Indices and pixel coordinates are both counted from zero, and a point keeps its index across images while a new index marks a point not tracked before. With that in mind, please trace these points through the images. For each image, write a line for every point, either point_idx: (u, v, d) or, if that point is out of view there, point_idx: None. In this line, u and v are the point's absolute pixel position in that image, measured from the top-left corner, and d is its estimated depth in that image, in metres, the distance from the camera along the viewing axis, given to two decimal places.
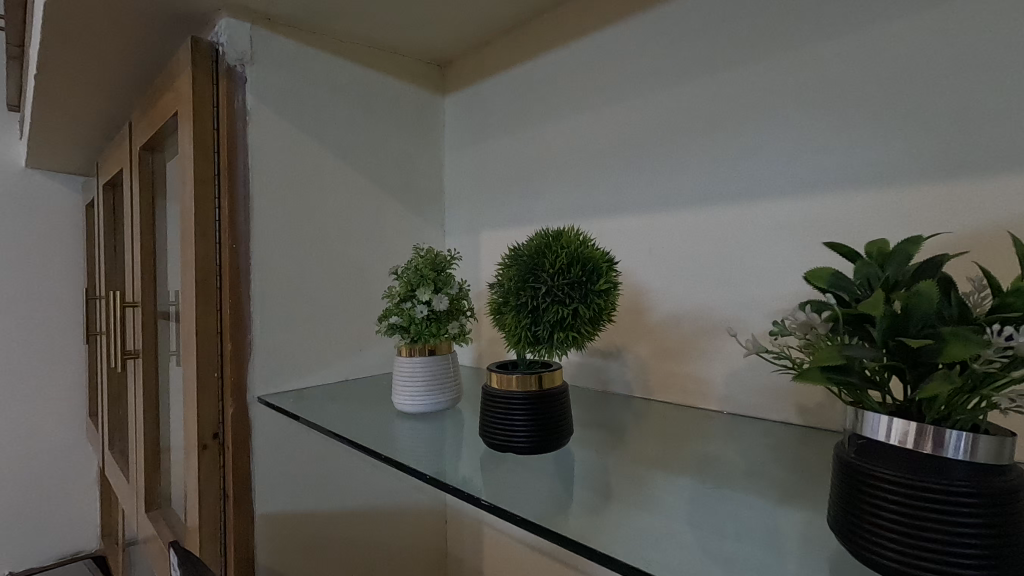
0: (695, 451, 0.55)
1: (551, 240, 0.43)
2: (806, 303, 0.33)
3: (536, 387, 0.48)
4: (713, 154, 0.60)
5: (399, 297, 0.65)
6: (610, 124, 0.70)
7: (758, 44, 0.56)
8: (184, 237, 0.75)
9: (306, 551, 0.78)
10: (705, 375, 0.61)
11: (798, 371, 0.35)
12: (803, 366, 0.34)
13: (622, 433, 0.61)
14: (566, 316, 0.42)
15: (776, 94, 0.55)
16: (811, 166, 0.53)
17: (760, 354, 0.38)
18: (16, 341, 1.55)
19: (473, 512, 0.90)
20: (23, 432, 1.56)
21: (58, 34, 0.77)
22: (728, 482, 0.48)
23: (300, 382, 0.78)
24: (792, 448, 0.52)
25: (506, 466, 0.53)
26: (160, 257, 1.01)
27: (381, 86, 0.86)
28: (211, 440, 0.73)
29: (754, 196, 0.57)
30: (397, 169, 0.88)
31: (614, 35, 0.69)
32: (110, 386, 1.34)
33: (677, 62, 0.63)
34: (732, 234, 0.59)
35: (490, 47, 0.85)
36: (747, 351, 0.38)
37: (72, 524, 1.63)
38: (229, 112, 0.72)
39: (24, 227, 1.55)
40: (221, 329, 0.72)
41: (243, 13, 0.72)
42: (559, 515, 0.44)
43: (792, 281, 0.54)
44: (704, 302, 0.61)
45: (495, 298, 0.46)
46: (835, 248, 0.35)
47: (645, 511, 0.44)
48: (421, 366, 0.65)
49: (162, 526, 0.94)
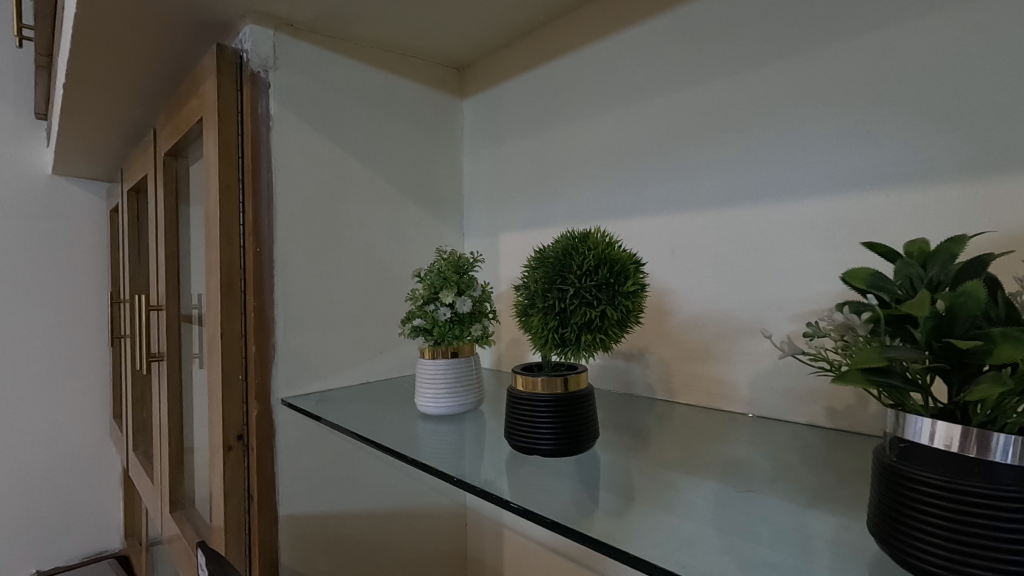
0: (721, 454, 0.54)
1: (577, 242, 0.43)
2: (844, 304, 0.34)
3: (562, 389, 0.48)
4: (738, 154, 0.59)
5: (422, 300, 0.66)
6: (631, 126, 0.69)
7: (784, 42, 0.55)
8: (208, 242, 0.76)
9: (329, 552, 0.79)
10: (730, 376, 0.61)
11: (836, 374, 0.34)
12: (841, 367, 0.34)
13: (647, 435, 0.60)
14: (593, 318, 0.41)
15: (802, 92, 0.54)
16: (839, 164, 0.52)
17: (795, 357, 0.38)
18: (43, 344, 1.58)
19: (493, 514, 0.90)
20: (50, 433, 1.59)
21: (86, 42, 0.78)
22: (757, 486, 0.47)
23: (321, 384, 0.78)
24: (821, 451, 0.51)
25: (530, 469, 0.53)
26: (184, 260, 1.02)
27: (401, 89, 0.86)
28: (236, 441, 0.73)
29: (780, 195, 0.56)
30: (417, 172, 0.88)
31: (636, 35, 0.68)
32: (134, 387, 1.37)
33: (701, 61, 0.62)
34: (758, 234, 0.58)
35: (509, 50, 0.86)
36: (783, 353, 0.38)
37: (97, 524, 1.66)
38: (254, 117, 0.73)
39: (50, 233, 1.58)
40: (246, 331, 0.73)
41: (267, 20, 0.73)
42: (585, 518, 0.44)
43: (820, 281, 0.53)
44: (730, 303, 0.60)
45: (521, 300, 0.45)
46: (872, 248, 0.35)
47: (674, 515, 0.44)
48: (444, 369, 0.65)
49: (187, 526, 0.96)
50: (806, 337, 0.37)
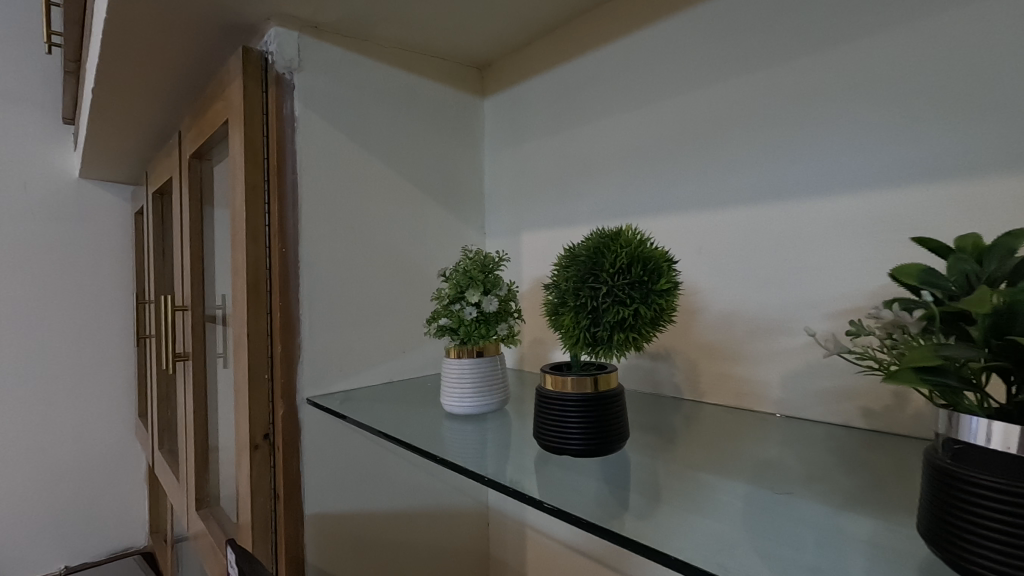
0: (754, 454, 0.53)
1: (608, 240, 0.42)
2: (894, 302, 0.33)
3: (591, 389, 0.47)
4: (768, 150, 0.58)
5: (448, 299, 0.66)
6: (657, 122, 0.69)
7: (815, 34, 0.54)
8: (235, 242, 0.77)
9: (354, 551, 0.79)
10: (761, 376, 0.60)
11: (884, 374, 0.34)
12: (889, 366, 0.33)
13: (676, 435, 0.59)
14: (627, 317, 0.41)
15: (836, 84, 0.53)
16: (874, 158, 0.51)
17: (842, 355, 0.38)
18: (71, 344, 1.61)
19: (516, 514, 0.90)
20: (78, 432, 1.62)
21: (112, 46, 0.79)
22: (792, 488, 0.46)
23: (346, 383, 0.79)
24: (857, 452, 0.50)
25: (558, 468, 0.52)
26: (209, 261, 1.04)
27: (423, 89, 0.87)
28: (262, 440, 0.74)
29: (812, 190, 0.55)
30: (438, 172, 0.89)
31: (661, 32, 0.68)
32: (159, 386, 1.39)
33: (729, 57, 0.61)
34: (789, 231, 0.57)
35: (531, 49, 0.85)
36: (830, 352, 0.38)
37: (124, 521, 1.69)
38: (279, 118, 0.74)
39: (77, 236, 1.62)
40: (272, 331, 0.74)
41: (292, 22, 0.74)
42: (617, 518, 0.43)
43: (855, 279, 0.52)
44: (761, 301, 0.59)
45: (551, 299, 0.45)
46: (921, 244, 0.34)
47: (710, 516, 0.43)
48: (470, 369, 0.65)
49: (213, 525, 0.97)
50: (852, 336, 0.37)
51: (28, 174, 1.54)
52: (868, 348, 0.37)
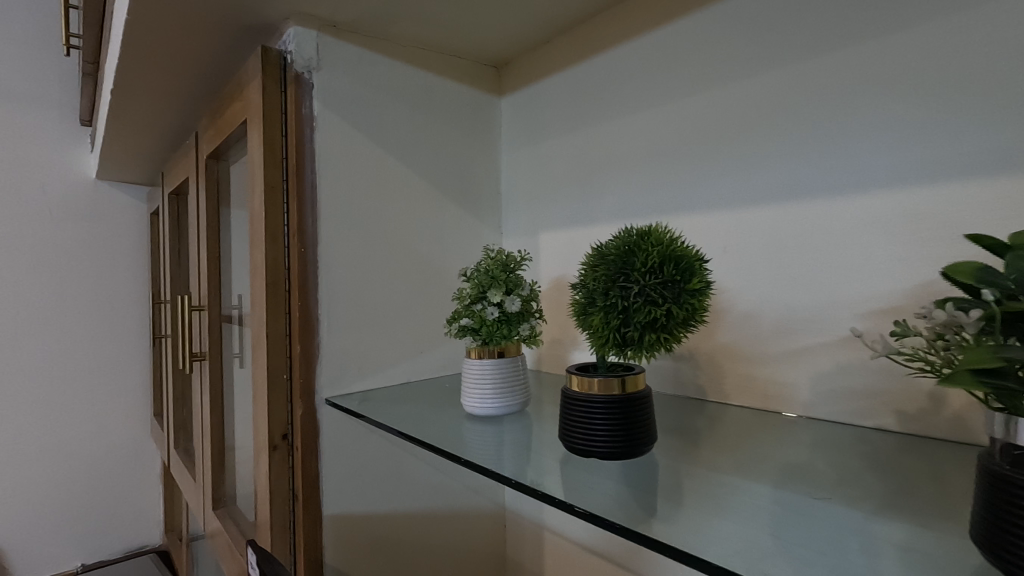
0: (783, 457, 0.52)
1: (639, 239, 0.41)
2: (948, 300, 0.32)
3: (619, 390, 0.46)
4: (796, 147, 0.57)
5: (469, 299, 0.65)
6: (680, 120, 0.68)
7: (845, 28, 0.53)
8: (253, 242, 0.77)
9: (372, 552, 0.79)
10: (788, 377, 0.59)
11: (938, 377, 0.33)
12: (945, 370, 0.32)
13: (701, 437, 0.58)
14: (659, 317, 0.40)
15: (868, 79, 0.52)
16: (908, 154, 0.49)
17: (891, 356, 0.37)
18: (87, 344, 1.63)
19: (534, 515, 0.89)
20: (94, 431, 1.64)
21: (132, 46, 0.79)
22: (825, 491, 0.45)
23: (364, 384, 0.78)
24: (891, 455, 0.49)
25: (582, 470, 0.52)
26: (226, 261, 1.04)
27: (440, 88, 0.86)
28: (281, 441, 0.74)
29: (843, 188, 0.54)
30: (455, 172, 0.88)
31: (683, 28, 0.67)
32: (175, 385, 1.40)
33: (754, 54, 0.60)
34: (818, 229, 0.56)
35: (549, 47, 0.85)
36: (877, 353, 0.37)
37: (139, 519, 1.71)
38: (298, 118, 0.73)
39: (93, 237, 1.63)
40: (290, 332, 0.74)
41: (311, 21, 0.73)
42: (646, 521, 0.42)
43: (887, 279, 0.51)
44: (788, 301, 0.58)
45: (579, 298, 0.44)
46: (979, 240, 0.33)
47: (743, 520, 0.42)
48: (491, 369, 0.64)
49: (230, 524, 0.97)
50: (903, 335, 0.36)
51: (46, 175, 1.55)
52: (918, 349, 0.36)
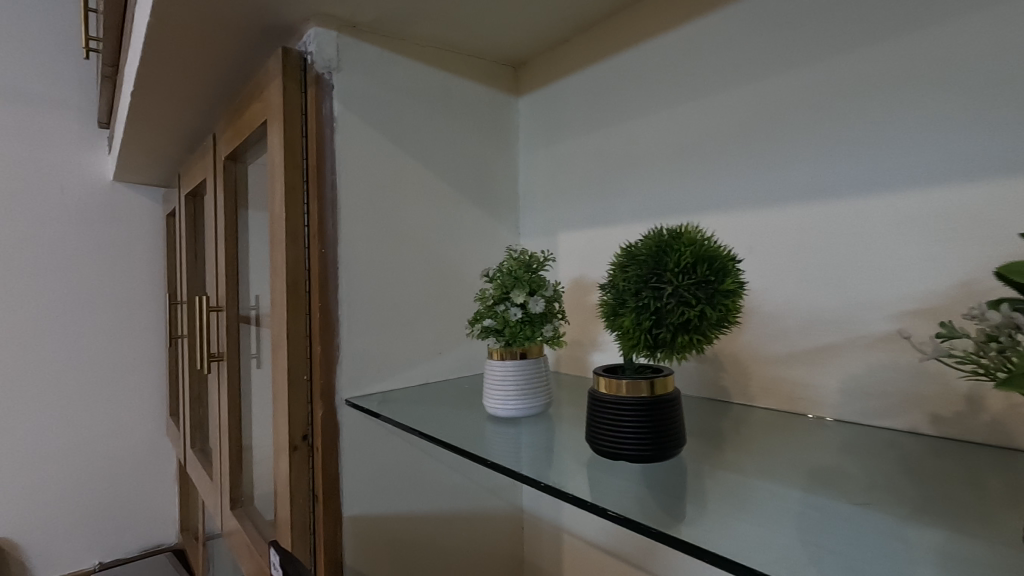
0: (812, 460, 0.51)
1: (670, 239, 0.41)
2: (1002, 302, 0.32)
3: (648, 393, 0.46)
4: (824, 144, 0.56)
5: (492, 300, 0.65)
6: (704, 118, 0.67)
7: (875, 24, 0.52)
8: (273, 243, 0.77)
9: (391, 553, 0.78)
10: (817, 379, 0.58)
11: (993, 380, 0.33)
12: (1000, 372, 0.32)
13: (727, 439, 0.58)
14: (692, 318, 0.39)
15: (900, 75, 0.51)
16: (941, 151, 0.48)
17: (937, 359, 0.36)
18: (105, 345, 1.64)
19: (552, 517, 0.89)
20: (111, 430, 1.65)
21: (152, 49, 0.80)
22: (859, 495, 0.44)
23: (383, 384, 0.78)
24: (924, 458, 0.48)
25: (608, 472, 0.51)
26: (244, 262, 1.04)
27: (458, 88, 0.86)
28: (301, 441, 0.74)
29: (872, 187, 0.53)
30: (474, 171, 0.88)
31: (706, 25, 0.66)
32: (191, 386, 1.41)
33: (779, 51, 0.60)
34: (847, 229, 0.55)
35: (568, 46, 0.84)
36: (923, 356, 0.36)
37: (156, 519, 1.72)
38: (318, 118, 0.73)
39: (110, 238, 1.65)
40: (310, 333, 0.74)
41: (330, 22, 0.73)
42: (676, 523, 0.42)
43: (921, 278, 0.50)
44: (816, 302, 0.57)
45: (609, 299, 0.44)
46: None
47: (777, 524, 0.41)
48: (514, 371, 0.64)
49: (248, 525, 0.97)
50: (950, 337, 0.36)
51: (65, 178, 1.57)
52: (966, 351, 0.35)
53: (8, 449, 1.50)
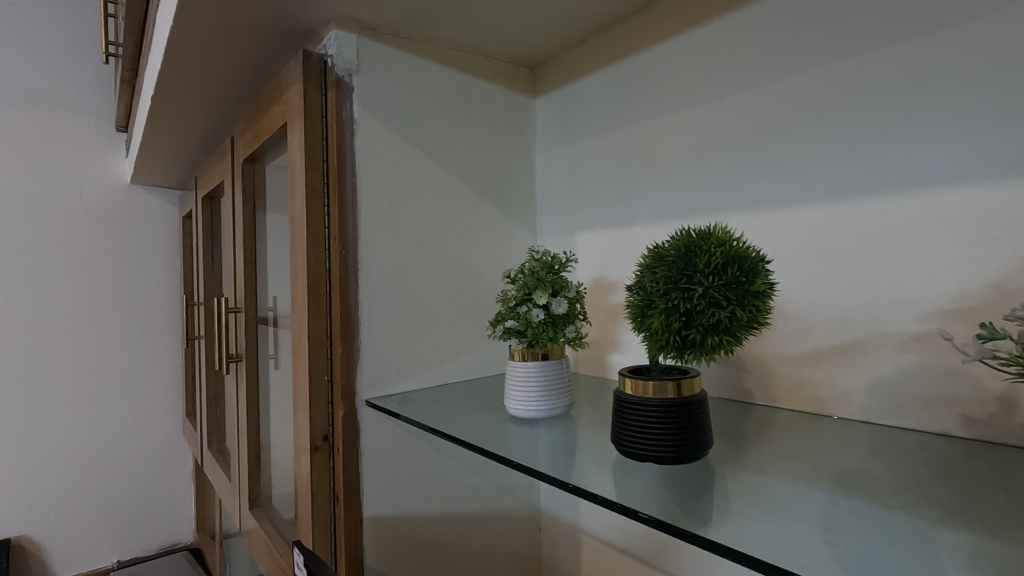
0: (839, 461, 0.51)
1: (699, 240, 0.41)
2: None
3: (675, 394, 0.45)
4: (850, 143, 0.55)
5: (514, 301, 0.65)
6: (725, 117, 0.66)
7: (904, 21, 0.52)
8: (294, 244, 0.78)
9: (410, 553, 0.79)
10: (843, 380, 0.57)
11: None
12: None
13: (753, 440, 0.57)
14: (722, 319, 0.39)
15: (929, 73, 0.50)
16: (973, 150, 0.48)
17: (982, 359, 0.37)
18: (122, 345, 1.66)
19: (570, 518, 0.89)
20: (129, 430, 1.67)
21: (173, 52, 0.81)
22: (890, 496, 0.44)
23: (403, 385, 0.78)
24: (955, 460, 0.47)
25: (633, 472, 0.51)
26: (261, 263, 1.05)
27: (475, 89, 0.86)
28: (322, 442, 0.74)
29: (900, 185, 0.52)
30: (491, 173, 0.88)
31: (727, 25, 0.66)
32: (208, 386, 1.42)
33: (802, 49, 0.59)
34: (873, 229, 0.54)
35: (586, 47, 0.84)
36: (968, 355, 0.38)
37: (172, 518, 1.74)
38: (338, 121, 0.74)
39: (126, 240, 1.66)
40: (331, 333, 0.74)
41: (350, 25, 0.74)
42: (706, 524, 0.42)
43: (952, 279, 0.49)
44: (842, 303, 0.57)
45: (636, 301, 0.44)
46: None
47: (809, 524, 0.41)
48: (535, 372, 0.64)
49: (267, 524, 0.98)
50: (995, 338, 0.37)
51: (83, 181, 1.59)
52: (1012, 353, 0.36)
53: (28, 449, 1.52)
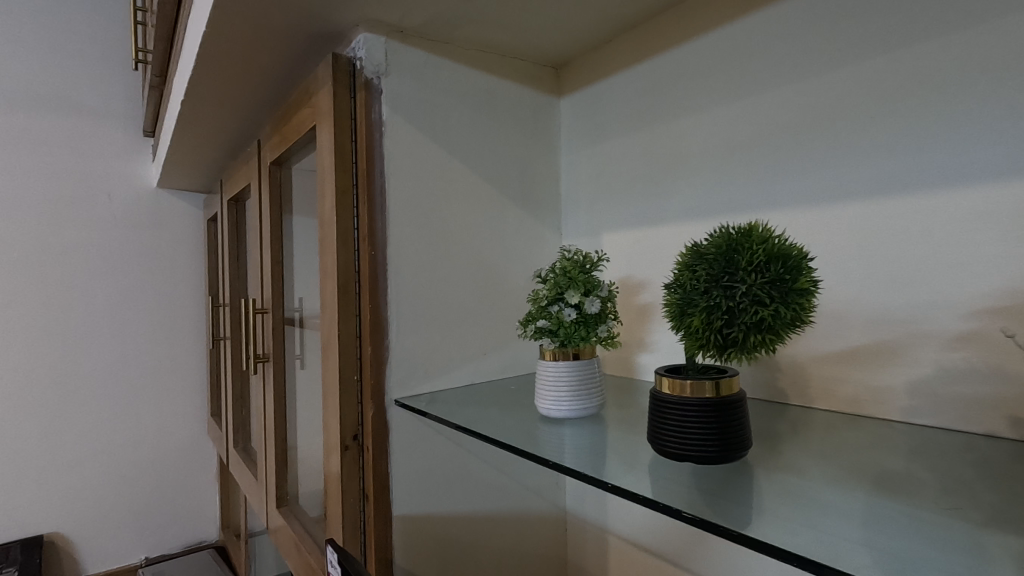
0: (880, 460, 0.50)
1: (741, 237, 0.41)
2: None
3: (713, 394, 0.45)
4: (889, 139, 0.54)
5: (546, 301, 0.65)
6: (756, 114, 0.66)
7: (946, 14, 0.50)
8: (324, 245, 0.79)
9: (438, 553, 0.79)
10: (884, 380, 0.56)
11: None
12: None
13: (789, 439, 0.56)
14: (766, 317, 0.39)
15: (973, 66, 0.49)
16: (1019, 144, 0.47)
17: None
18: (149, 346, 1.70)
19: (597, 519, 0.88)
20: (155, 430, 1.70)
21: (205, 56, 0.82)
22: (936, 497, 0.43)
23: (431, 385, 0.79)
24: (1003, 460, 0.46)
25: (669, 472, 0.50)
26: (288, 264, 1.06)
27: (501, 90, 0.86)
28: (352, 441, 0.75)
29: (942, 181, 0.51)
30: (517, 173, 0.88)
31: (758, 22, 0.65)
32: (233, 387, 1.44)
33: (838, 44, 0.58)
34: (913, 226, 0.53)
35: (611, 46, 0.84)
36: None
37: (198, 516, 1.76)
38: (367, 122, 0.75)
39: (153, 243, 1.70)
40: (361, 333, 0.75)
41: (378, 27, 0.74)
42: (747, 523, 0.41)
43: (997, 276, 0.48)
44: (881, 301, 0.56)
45: (676, 299, 0.43)
46: None
47: (854, 524, 0.40)
48: (566, 372, 0.64)
49: (294, 523, 0.99)
50: None
51: (112, 186, 1.63)
52: None
53: (60, 448, 1.56)
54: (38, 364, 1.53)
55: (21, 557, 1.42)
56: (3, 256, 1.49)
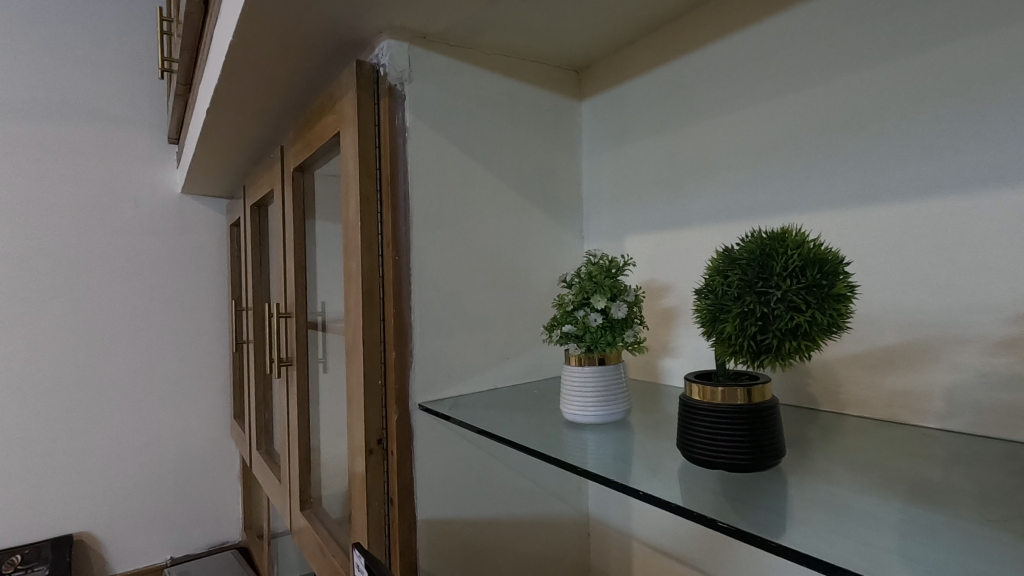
0: (916, 468, 0.49)
1: (774, 242, 0.40)
2: None
3: (746, 400, 0.44)
4: (922, 140, 0.53)
5: (572, 306, 0.65)
6: (783, 115, 0.65)
7: (982, 12, 0.49)
8: (348, 250, 0.79)
9: (460, 556, 0.79)
10: (919, 385, 0.55)
11: None
12: None
13: (821, 445, 0.55)
14: (802, 324, 0.38)
15: (1010, 65, 0.48)
16: None
17: None
18: (173, 349, 1.72)
19: (620, 523, 0.87)
20: (180, 431, 1.73)
21: (231, 64, 0.83)
22: (976, 506, 0.42)
23: (455, 389, 0.79)
24: None
25: (698, 478, 0.50)
26: (311, 268, 1.07)
27: (522, 94, 0.86)
28: (376, 445, 0.75)
29: (982, 182, 0.50)
30: (539, 176, 0.88)
31: (784, 23, 0.64)
32: (257, 389, 1.46)
33: (868, 45, 0.57)
34: (950, 228, 0.52)
35: (633, 48, 0.83)
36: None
37: (221, 517, 1.79)
38: (391, 128, 0.75)
39: (177, 248, 1.73)
40: (385, 337, 0.75)
41: (401, 34, 0.75)
42: (781, 531, 0.41)
43: None
44: (915, 305, 0.55)
45: (707, 305, 0.43)
46: None
47: (892, 533, 0.40)
48: (593, 376, 0.63)
49: (318, 525, 1.00)
50: None
51: (137, 193, 1.66)
52: None
53: (89, 448, 1.59)
54: (67, 367, 1.57)
55: (51, 556, 1.45)
56: (34, 261, 1.53)
